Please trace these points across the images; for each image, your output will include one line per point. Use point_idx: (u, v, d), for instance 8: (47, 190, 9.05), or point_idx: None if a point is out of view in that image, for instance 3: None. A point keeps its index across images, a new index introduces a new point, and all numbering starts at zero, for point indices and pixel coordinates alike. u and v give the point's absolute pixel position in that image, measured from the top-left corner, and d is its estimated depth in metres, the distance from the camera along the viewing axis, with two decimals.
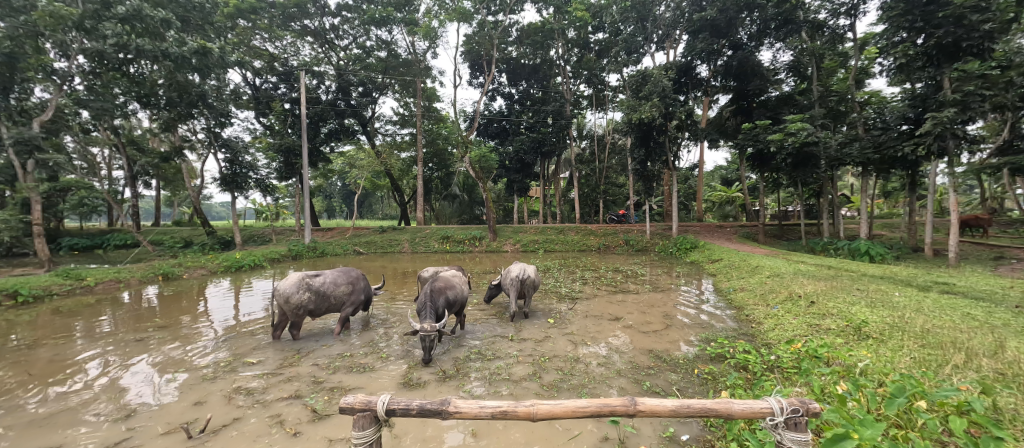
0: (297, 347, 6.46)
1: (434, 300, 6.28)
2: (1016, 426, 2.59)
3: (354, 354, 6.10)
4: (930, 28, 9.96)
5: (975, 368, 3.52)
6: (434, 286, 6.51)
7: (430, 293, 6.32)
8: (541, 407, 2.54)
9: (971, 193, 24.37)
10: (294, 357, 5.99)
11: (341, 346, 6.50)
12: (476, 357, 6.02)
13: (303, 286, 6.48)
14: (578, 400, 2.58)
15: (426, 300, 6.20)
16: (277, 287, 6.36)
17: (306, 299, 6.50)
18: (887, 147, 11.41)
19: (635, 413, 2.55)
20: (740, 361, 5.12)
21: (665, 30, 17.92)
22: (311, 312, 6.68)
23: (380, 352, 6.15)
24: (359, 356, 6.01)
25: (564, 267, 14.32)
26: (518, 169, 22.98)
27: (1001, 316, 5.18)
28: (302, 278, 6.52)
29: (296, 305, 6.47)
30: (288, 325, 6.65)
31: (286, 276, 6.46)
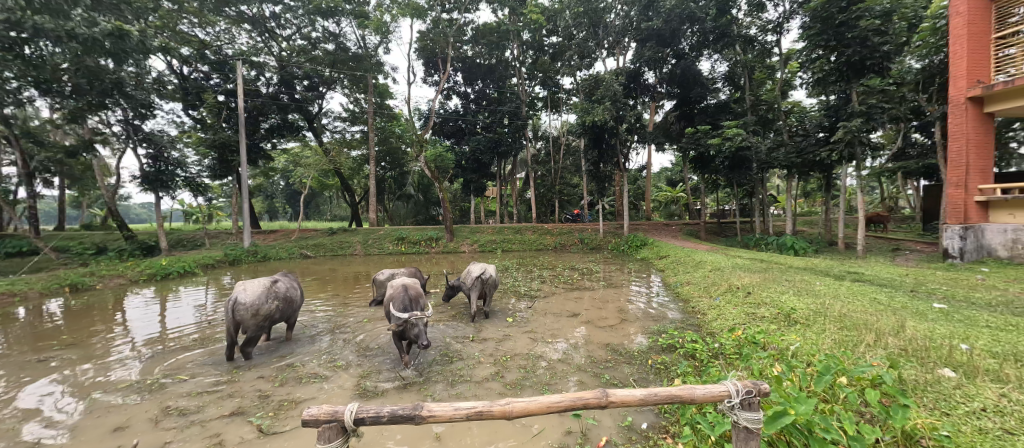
0: (263, 362, 5.85)
1: (412, 294, 6.13)
2: (918, 395, 3.01)
3: (304, 364, 5.74)
4: (841, 47, 11.18)
5: (883, 346, 4.03)
6: (405, 282, 6.40)
7: (409, 289, 6.20)
8: (515, 405, 2.53)
9: (872, 194, 27.84)
10: (238, 370, 5.51)
11: (291, 356, 6.08)
12: (437, 360, 5.93)
13: (270, 295, 5.99)
14: (551, 395, 2.57)
15: (402, 292, 6.06)
16: (243, 299, 5.65)
17: (275, 308, 6.03)
18: (808, 152, 12.76)
19: (606, 405, 2.59)
20: (688, 351, 5.50)
21: (615, 36, 18.67)
22: (274, 322, 6.19)
23: (336, 360, 5.85)
24: (312, 366, 5.66)
25: (521, 267, 14.42)
26: (474, 169, 22.85)
27: (900, 300, 5.98)
28: (267, 286, 6.00)
29: (263, 317, 5.90)
30: (244, 341, 5.92)
31: (247, 287, 5.77)
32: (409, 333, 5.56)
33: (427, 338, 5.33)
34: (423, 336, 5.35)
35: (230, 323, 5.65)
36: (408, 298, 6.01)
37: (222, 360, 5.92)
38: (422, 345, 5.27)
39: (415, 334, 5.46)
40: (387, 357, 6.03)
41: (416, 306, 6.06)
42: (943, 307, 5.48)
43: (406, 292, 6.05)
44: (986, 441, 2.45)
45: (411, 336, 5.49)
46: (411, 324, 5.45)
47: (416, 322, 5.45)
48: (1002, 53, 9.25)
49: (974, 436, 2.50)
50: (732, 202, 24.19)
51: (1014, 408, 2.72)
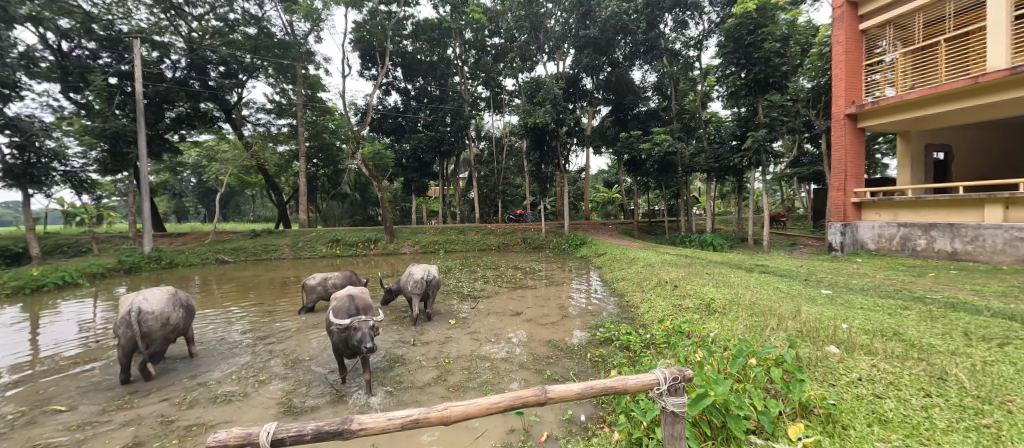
0: (174, 381, 5.14)
1: (361, 302, 5.59)
2: (811, 370, 3.46)
3: (221, 381, 5.10)
4: (749, 65, 12.61)
5: (783, 329, 4.59)
6: (354, 291, 5.90)
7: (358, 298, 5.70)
8: (454, 409, 2.43)
9: (774, 196, 31.77)
10: (138, 394, 4.74)
11: (204, 374, 5.36)
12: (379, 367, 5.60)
13: (177, 302, 5.32)
14: (491, 396, 2.52)
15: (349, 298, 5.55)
16: (150, 308, 4.92)
17: (183, 317, 5.40)
18: (724, 158, 14.19)
19: (545, 402, 2.59)
20: (623, 343, 5.81)
21: (555, 42, 19.29)
22: (177, 335, 5.46)
23: (259, 375, 5.26)
24: (229, 383, 5.04)
25: (464, 267, 14.24)
26: (416, 168, 22.10)
27: (796, 287, 6.89)
28: (172, 293, 5.33)
29: (171, 328, 5.22)
30: (143, 360, 5.06)
31: (152, 295, 5.04)
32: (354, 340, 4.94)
33: (372, 342, 4.70)
34: (367, 339, 4.70)
35: (132, 337, 4.82)
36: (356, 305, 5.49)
37: (116, 383, 5.04)
38: (365, 349, 4.63)
39: (358, 339, 4.82)
40: (319, 367, 5.58)
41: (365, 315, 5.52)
42: (829, 292, 6.39)
43: (353, 298, 5.51)
44: (861, 405, 2.88)
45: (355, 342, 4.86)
46: (354, 329, 4.84)
47: (359, 326, 4.83)
48: (870, 78, 11.14)
49: (851, 403, 2.93)
50: (661, 204, 26.19)
51: (881, 376, 3.23)
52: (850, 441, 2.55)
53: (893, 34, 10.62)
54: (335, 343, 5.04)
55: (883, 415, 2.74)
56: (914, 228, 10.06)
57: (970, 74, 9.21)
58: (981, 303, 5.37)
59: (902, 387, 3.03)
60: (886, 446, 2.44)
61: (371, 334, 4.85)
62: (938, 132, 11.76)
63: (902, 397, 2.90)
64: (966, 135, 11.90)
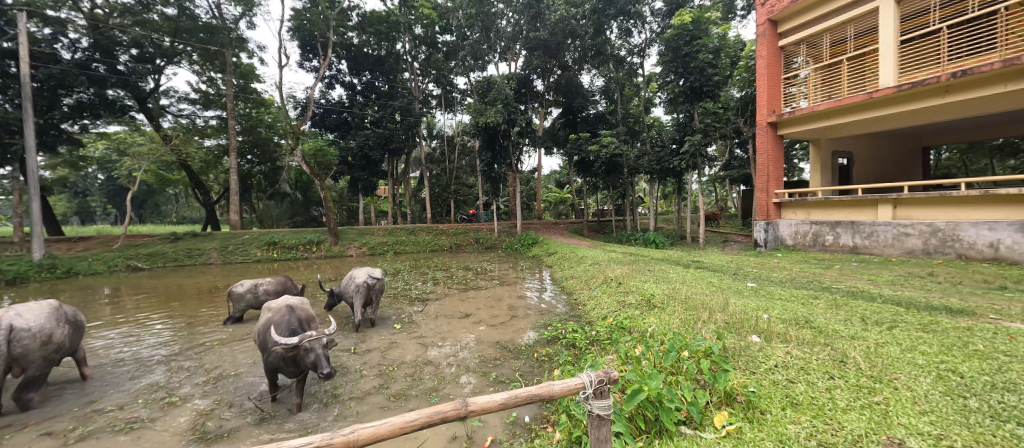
0: (61, 409, 4.36)
1: (303, 315, 4.85)
2: (735, 359, 3.67)
3: (121, 407, 4.42)
4: (686, 74, 13.45)
5: (713, 321, 4.87)
6: (292, 302, 5.08)
7: (298, 310, 4.93)
8: (361, 432, 2.14)
9: (709, 197, 34.37)
10: (8, 430, 3.97)
11: (101, 400, 4.61)
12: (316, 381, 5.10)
13: (61, 317, 4.50)
14: (407, 414, 2.29)
15: (290, 311, 4.77)
16: (24, 325, 4.10)
17: (70, 334, 4.59)
18: (665, 161, 14.98)
19: (466, 415, 2.40)
20: (569, 340, 5.86)
21: (506, 42, 19.40)
22: (62, 356, 4.62)
23: (170, 397, 4.63)
24: (132, 409, 4.38)
25: (414, 269, 13.77)
26: (363, 166, 21.01)
27: (725, 281, 7.42)
28: (54, 307, 4.49)
29: (54, 347, 4.41)
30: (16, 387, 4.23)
31: (27, 309, 4.21)
32: (303, 361, 4.30)
33: (329, 366, 4.15)
34: (324, 363, 4.13)
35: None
36: (298, 318, 4.75)
37: None
38: (321, 374, 4.05)
39: (311, 361, 4.20)
40: (244, 384, 5.02)
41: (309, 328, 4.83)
42: (754, 285, 6.93)
43: (294, 311, 4.75)
44: (777, 391, 3.08)
45: (307, 364, 4.23)
46: (305, 350, 4.18)
47: (311, 346, 4.18)
48: (788, 91, 12.34)
49: (768, 389, 3.12)
50: (609, 204, 27.29)
51: (794, 361, 3.50)
52: (767, 425, 2.71)
53: (806, 51, 11.85)
54: (277, 364, 4.34)
55: (795, 398, 2.95)
56: (823, 226, 11.28)
57: (867, 90, 10.47)
58: (876, 291, 6.10)
59: (811, 371, 3.29)
60: (797, 427, 2.61)
61: (327, 354, 4.24)
62: (843, 141, 13.28)
63: (810, 380, 3.16)
64: (864, 143, 13.53)
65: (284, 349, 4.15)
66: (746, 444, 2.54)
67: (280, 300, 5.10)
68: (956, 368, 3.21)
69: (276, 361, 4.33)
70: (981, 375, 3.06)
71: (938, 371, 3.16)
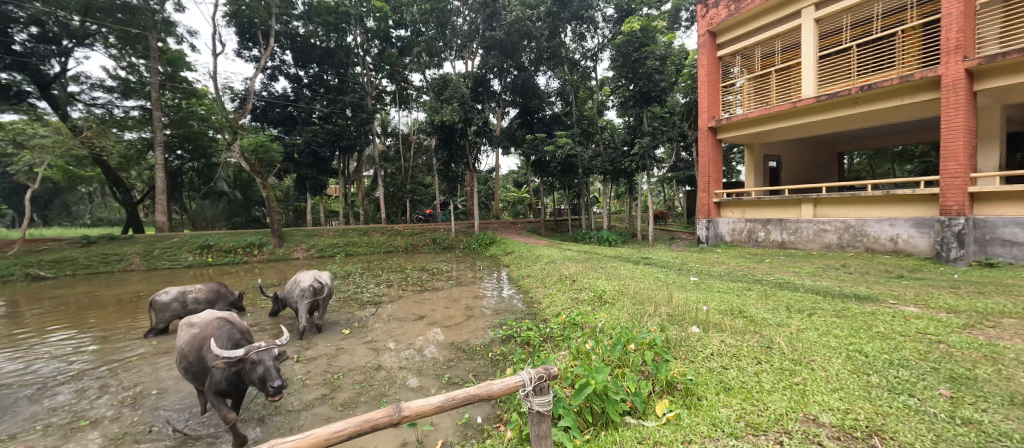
0: None
1: (242, 330, 4.19)
2: (676, 350, 3.87)
3: (11, 437, 3.81)
4: (636, 79, 14.06)
5: (658, 314, 5.10)
6: (226, 316, 4.37)
7: (238, 323, 4.31)
8: (279, 447, 1.94)
9: (658, 197, 36.24)
10: None
11: None
12: (257, 400, 4.57)
13: None
14: (333, 424, 2.14)
15: (228, 324, 4.14)
16: None
17: None
18: (617, 162, 15.57)
19: (400, 421, 2.30)
20: (524, 339, 5.88)
21: (462, 40, 19.18)
22: None
23: (75, 422, 4.06)
24: (24, 438, 3.79)
25: (367, 271, 13.21)
26: (311, 163, 19.83)
27: (671, 276, 7.83)
28: None
29: None
30: None
31: None
32: (248, 378, 3.66)
33: (280, 380, 3.52)
34: (274, 376, 3.50)
35: None
36: (239, 331, 4.15)
37: None
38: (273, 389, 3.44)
39: (258, 376, 3.56)
40: (168, 401, 4.50)
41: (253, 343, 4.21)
42: (696, 279, 7.37)
43: (231, 327, 4.08)
44: (712, 377, 3.27)
45: (252, 380, 3.58)
46: (251, 363, 3.54)
47: (259, 357, 3.55)
48: (726, 98, 13.32)
49: (705, 376, 3.31)
50: (565, 204, 27.93)
51: (727, 349, 3.74)
52: (703, 410, 2.86)
53: (741, 62, 12.87)
54: (218, 385, 3.68)
55: (727, 383, 3.15)
56: (756, 224, 12.27)
57: (792, 99, 11.54)
58: (799, 282, 6.71)
59: (742, 357, 3.54)
60: (728, 410, 2.78)
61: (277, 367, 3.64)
62: (772, 146, 14.54)
63: (740, 366, 3.39)
64: (791, 148, 14.88)
65: (225, 364, 3.50)
66: (684, 430, 2.65)
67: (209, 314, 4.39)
68: (861, 348, 3.59)
69: (217, 381, 3.66)
70: (881, 354, 3.45)
71: (848, 352, 3.53)
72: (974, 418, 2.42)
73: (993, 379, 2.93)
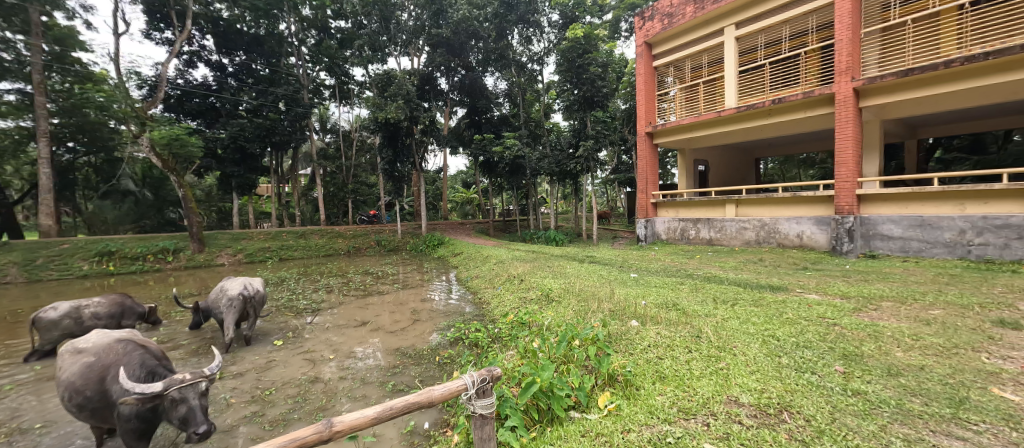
0: None
1: (155, 355, 3.56)
2: (617, 344, 4.05)
3: None
4: (580, 85, 14.63)
5: (601, 310, 5.33)
6: (132, 337, 3.66)
7: (150, 346, 3.67)
8: None
9: (602, 198, 38.04)
10: None
11: None
12: (168, 432, 3.94)
13: None
14: None
15: (139, 348, 3.51)
16: None
17: None
18: (563, 163, 16.05)
19: (330, 438, 2.12)
20: (473, 340, 5.81)
21: (408, 36, 18.68)
22: None
23: None
24: None
25: (303, 276, 12.31)
26: (237, 160, 18.03)
27: (613, 273, 8.24)
28: None
29: None
30: None
31: None
32: (167, 415, 3.17)
33: (208, 423, 3.12)
34: (200, 420, 3.08)
35: None
36: (154, 357, 3.55)
37: None
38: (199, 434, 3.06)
39: (179, 416, 3.09)
40: (53, 436, 3.82)
41: (170, 370, 3.63)
42: (635, 275, 7.82)
43: (143, 353, 3.45)
44: (649, 368, 3.47)
45: (171, 419, 3.11)
46: (173, 401, 3.05)
47: (183, 395, 3.06)
48: (662, 106, 14.29)
49: (642, 367, 3.49)
50: (514, 204, 28.34)
51: (662, 340, 4.00)
52: (640, 399, 3.01)
53: (674, 73, 13.89)
54: (128, 424, 3.15)
55: (662, 372, 3.36)
56: (688, 223, 13.30)
57: (718, 109, 12.67)
58: (723, 275, 7.39)
59: (675, 347, 3.80)
60: (663, 398, 2.96)
61: (204, 404, 3.20)
62: (701, 151, 15.88)
63: (674, 355, 3.63)
64: (717, 154, 16.36)
65: (137, 401, 2.99)
66: (623, 420, 2.76)
67: (106, 334, 3.66)
68: (774, 333, 4.03)
69: (127, 419, 3.14)
70: (790, 337, 3.90)
71: (763, 337, 3.93)
72: (862, 389, 2.81)
73: (875, 354, 3.43)
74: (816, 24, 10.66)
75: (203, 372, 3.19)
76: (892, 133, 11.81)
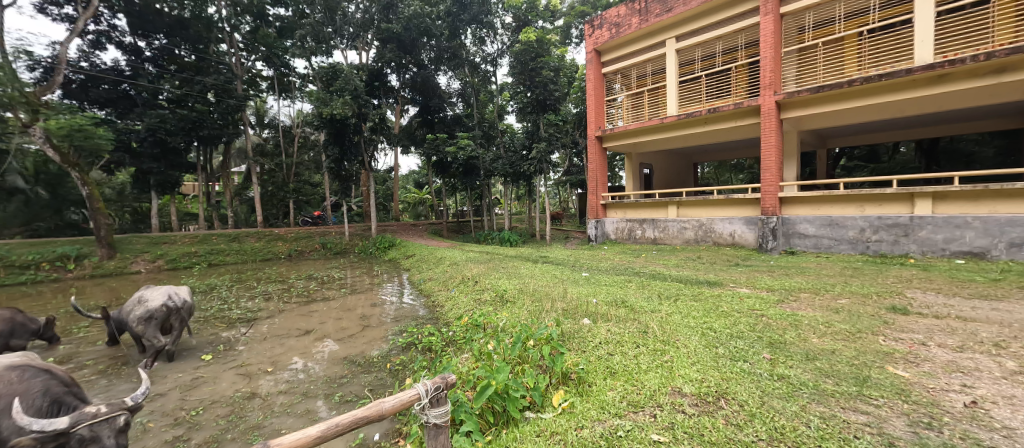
0: None
1: (60, 383, 3.00)
2: (570, 342, 4.14)
3: None
4: (533, 87, 14.86)
5: (554, 309, 5.42)
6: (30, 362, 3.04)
7: (55, 371, 3.08)
8: None
9: (554, 199, 38.94)
10: None
11: None
12: None
13: None
14: None
15: (42, 374, 2.96)
16: None
17: None
18: (517, 164, 16.21)
19: None
20: (426, 345, 5.65)
21: (355, 29, 17.83)
22: None
23: None
24: None
25: (237, 283, 11.24)
26: (156, 155, 16.05)
27: (566, 273, 8.44)
28: None
29: None
30: None
31: None
32: None
33: None
34: None
35: None
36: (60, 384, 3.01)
37: None
38: None
39: None
40: None
41: (79, 398, 3.12)
42: (586, 274, 8.07)
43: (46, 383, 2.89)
44: (600, 364, 3.58)
45: None
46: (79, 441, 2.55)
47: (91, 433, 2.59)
48: (610, 111, 14.94)
49: (594, 363, 3.60)
50: (468, 205, 28.09)
51: (612, 337, 4.15)
52: (592, 395, 3.10)
53: (621, 80, 14.59)
54: None
55: (613, 368, 3.48)
56: (635, 223, 14.00)
57: (661, 115, 13.49)
58: (667, 273, 7.86)
59: (624, 343, 3.96)
60: (614, 393, 3.06)
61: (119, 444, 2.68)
62: (645, 155, 16.83)
63: (623, 351, 3.78)
64: (660, 158, 17.42)
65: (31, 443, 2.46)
66: (577, 417, 2.82)
67: None
68: (711, 326, 4.36)
69: None
70: (725, 329, 4.23)
71: (703, 330, 4.23)
72: (785, 373, 3.11)
73: (795, 341, 3.83)
74: (744, 42, 11.74)
75: (122, 404, 2.76)
76: (807, 142, 13.29)
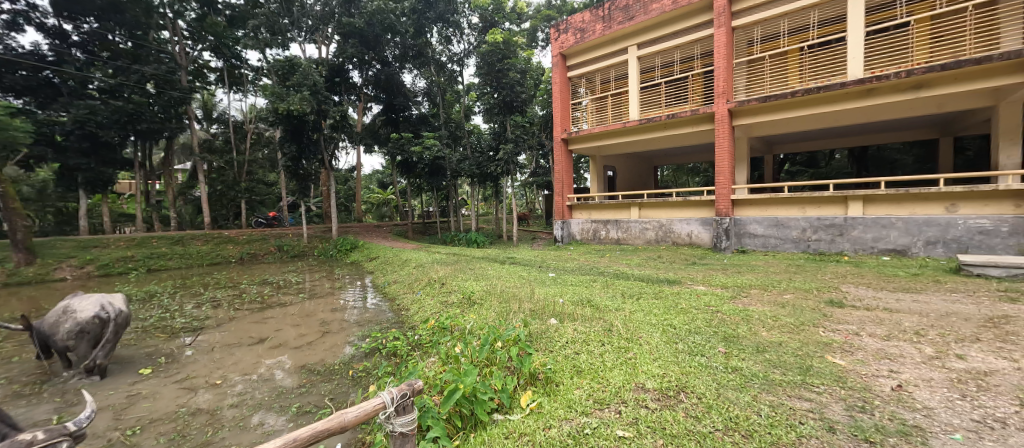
0: None
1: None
2: (537, 343, 4.17)
3: None
4: (501, 88, 14.89)
5: (522, 310, 5.44)
6: None
7: None
8: None
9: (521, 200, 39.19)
10: None
11: None
12: None
13: None
14: None
15: None
16: None
17: None
18: (484, 165, 16.16)
19: None
20: (390, 350, 5.49)
21: (314, 22, 17.06)
22: None
23: None
24: None
25: (180, 290, 10.37)
26: (83, 149, 14.48)
27: (533, 273, 8.52)
28: None
29: None
30: None
31: None
32: None
33: None
34: None
35: None
36: None
37: None
38: None
39: None
40: None
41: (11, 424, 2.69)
42: (553, 275, 8.18)
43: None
44: (566, 363, 3.63)
45: None
46: None
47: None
48: (576, 114, 15.27)
49: (561, 363, 3.65)
50: (433, 206, 27.63)
51: (579, 336, 4.23)
52: (559, 394, 3.14)
53: (586, 84, 14.95)
54: None
55: (579, 367, 3.54)
56: (600, 223, 14.37)
57: (624, 119, 13.94)
58: (629, 272, 8.14)
59: (590, 342, 4.04)
60: (581, 391, 3.12)
61: None
62: (609, 158, 17.36)
63: (589, 349, 3.86)
64: (623, 161, 18.01)
65: None
66: (544, 417, 2.84)
67: None
68: (671, 322, 4.55)
69: None
70: (684, 325, 4.44)
71: (664, 327, 4.40)
72: (738, 365, 3.31)
73: (747, 334, 4.08)
74: (700, 51, 12.39)
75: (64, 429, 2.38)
76: (756, 148, 14.23)
